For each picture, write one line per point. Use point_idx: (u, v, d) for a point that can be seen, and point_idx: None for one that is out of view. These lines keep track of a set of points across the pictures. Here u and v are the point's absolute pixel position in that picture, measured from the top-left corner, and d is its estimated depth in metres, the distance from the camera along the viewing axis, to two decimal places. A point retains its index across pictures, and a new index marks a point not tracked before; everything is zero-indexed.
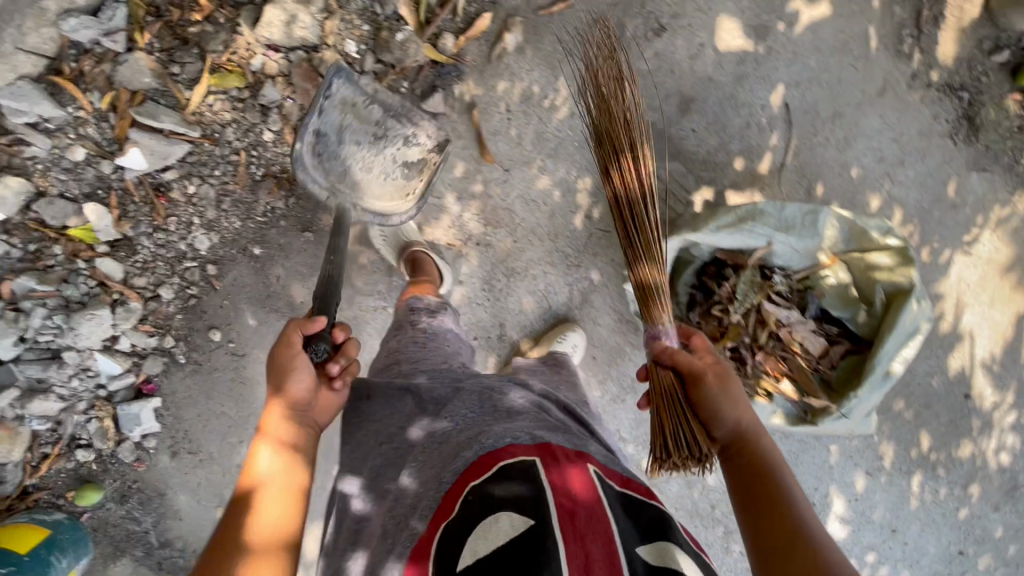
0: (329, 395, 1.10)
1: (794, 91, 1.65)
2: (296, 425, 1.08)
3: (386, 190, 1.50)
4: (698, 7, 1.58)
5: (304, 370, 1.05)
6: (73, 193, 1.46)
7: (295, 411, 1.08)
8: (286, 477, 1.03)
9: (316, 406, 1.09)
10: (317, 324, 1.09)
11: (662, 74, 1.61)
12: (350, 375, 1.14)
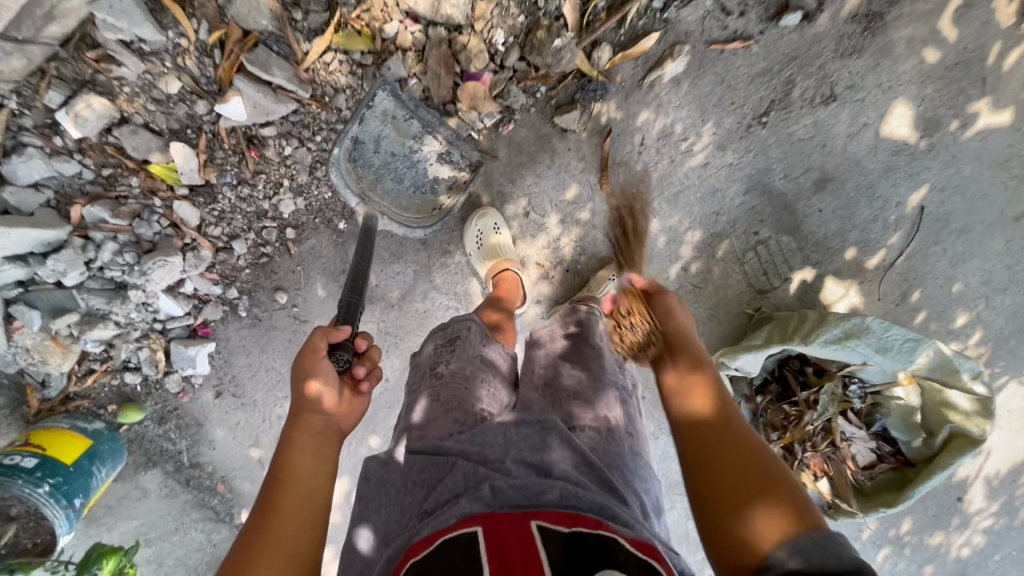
0: (355, 404, 0.98)
1: (934, 196, 1.55)
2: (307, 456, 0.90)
3: (412, 200, 1.42)
4: (879, 83, 1.41)
5: (328, 379, 0.95)
6: (160, 126, 1.32)
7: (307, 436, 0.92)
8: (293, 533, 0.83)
9: (344, 411, 0.97)
10: (340, 333, 1.02)
11: (812, 145, 1.47)
12: (377, 380, 1.04)
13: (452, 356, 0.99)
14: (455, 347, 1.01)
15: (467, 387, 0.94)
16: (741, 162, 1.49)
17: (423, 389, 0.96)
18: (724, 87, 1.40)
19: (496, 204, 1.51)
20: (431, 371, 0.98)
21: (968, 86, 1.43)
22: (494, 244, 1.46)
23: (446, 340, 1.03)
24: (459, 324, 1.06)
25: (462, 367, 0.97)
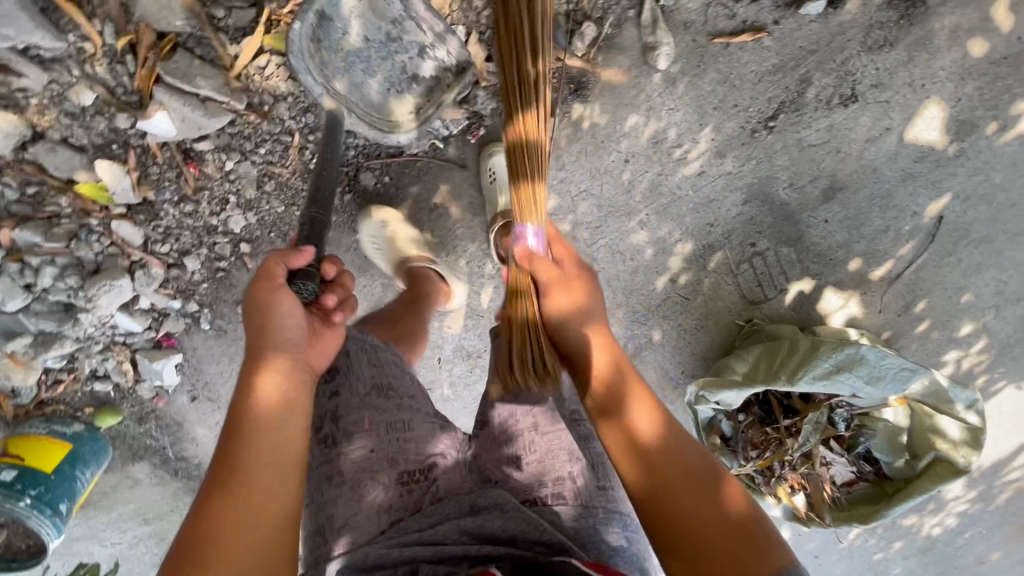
0: (331, 335, 0.86)
1: (955, 204, 1.38)
2: (269, 407, 0.78)
3: (385, 99, 1.14)
4: (910, 81, 1.21)
5: (290, 316, 0.79)
6: (81, 141, 1.17)
7: (268, 379, 0.79)
8: (262, 497, 0.74)
9: (312, 347, 0.83)
10: (304, 256, 0.82)
11: (823, 151, 1.30)
12: (350, 312, 0.90)
13: (343, 404, 0.91)
14: (337, 393, 0.92)
15: (373, 455, 0.89)
16: (741, 170, 1.32)
17: (324, 464, 0.90)
18: (726, 86, 1.21)
19: (469, 217, 1.37)
20: (325, 436, 0.91)
21: (1011, 83, 1.22)
22: (393, 249, 1.28)
23: (323, 377, 0.93)
24: (337, 350, 0.94)
25: (358, 422, 0.90)
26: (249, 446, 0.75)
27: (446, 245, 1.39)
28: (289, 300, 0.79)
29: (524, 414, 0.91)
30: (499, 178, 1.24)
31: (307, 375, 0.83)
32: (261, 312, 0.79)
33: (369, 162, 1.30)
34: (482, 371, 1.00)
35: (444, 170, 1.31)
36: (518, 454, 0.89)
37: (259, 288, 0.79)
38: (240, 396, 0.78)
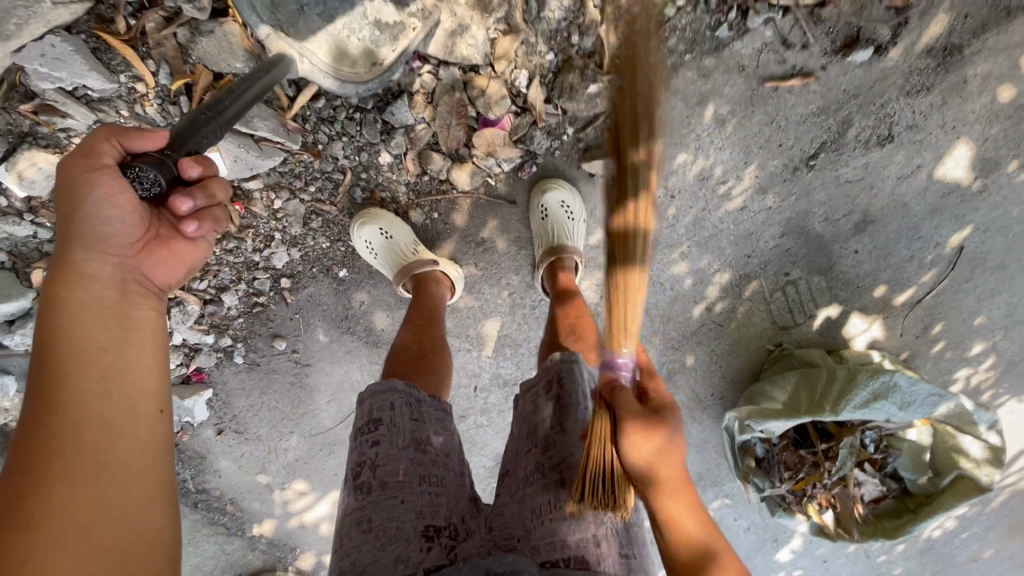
0: (182, 244, 0.76)
1: (975, 235, 1.45)
2: (94, 318, 0.69)
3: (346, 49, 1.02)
4: (943, 123, 1.27)
5: (113, 208, 0.69)
6: None
7: (89, 284, 0.70)
8: (112, 417, 0.65)
9: (152, 257, 0.74)
10: (156, 138, 0.69)
11: (859, 188, 1.35)
12: (215, 221, 0.75)
13: (377, 454, 0.86)
14: (378, 442, 0.87)
15: (401, 505, 0.82)
16: (780, 206, 1.36)
17: (352, 512, 0.83)
18: (774, 127, 1.25)
19: (513, 250, 1.37)
20: (358, 485, 0.85)
21: None
22: (390, 251, 1.23)
23: (366, 426, 0.90)
24: (382, 399, 0.92)
25: (395, 473, 0.85)
26: (78, 362, 0.66)
27: (489, 276, 1.40)
28: (121, 183, 0.68)
29: (552, 469, 0.85)
30: (552, 214, 1.24)
31: (146, 287, 0.74)
32: (75, 197, 0.67)
33: (419, 200, 1.27)
34: (515, 428, 0.96)
35: (493, 206, 1.30)
36: (545, 510, 0.82)
37: (78, 166, 0.67)
38: (57, 306, 0.68)
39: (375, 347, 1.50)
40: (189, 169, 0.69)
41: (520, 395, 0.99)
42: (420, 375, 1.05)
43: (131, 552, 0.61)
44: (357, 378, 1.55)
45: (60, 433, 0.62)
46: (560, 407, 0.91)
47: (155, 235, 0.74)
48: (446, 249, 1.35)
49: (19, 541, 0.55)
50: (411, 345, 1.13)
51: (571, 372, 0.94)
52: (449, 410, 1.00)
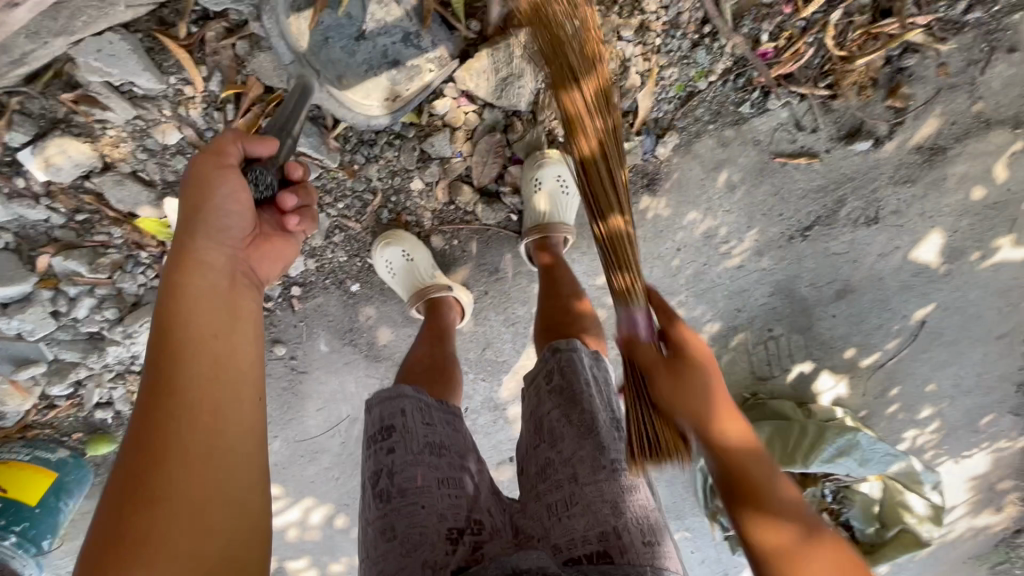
0: (280, 242, 0.79)
1: (937, 312, 1.60)
2: (209, 305, 0.69)
3: (364, 82, 1.03)
4: (921, 213, 1.41)
5: (231, 201, 0.72)
6: (152, 176, 1.11)
7: (204, 273, 0.71)
8: (225, 403, 0.65)
9: (255, 249, 0.76)
10: (269, 145, 0.75)
11: (843, 260, 1.47)
12: (308, 217, 0.84)
13: (394, 461, 0.86)
14: (393, 449, 0.87)
15: (423, 510, 0.82)
16: (773, 267, 1.46)
17: (375, 521, 0.84)
18: (777, 197, 1.35)
19: (524, 282, 1.42)
20: (377, 493, 0.85)
21: (998, 224, 1.45)
22: (410, 272, 1.25)
23: (378, 434, 0.90)
24: (391, 406, 0.91)
25: (412, 479, 0.85)
26: (196, 345, 0.66)
27: (496, 304, 1.44)
28: (242, 184, 0.72)
29: (563, 464, 0.89)
30: (545, 187, 1.19)
31: (253, 280, 0.76)
32: (203, 193, 0.71)
33: (442, 226, 1.30)
34: (524, 427, 0.98)
35: (511, 240, 1.34)
36: (560, 507, 0.86)
37: (207, 163, 0.71)
38: (177, 293, 0.68)
39: (374, 361, 1.50)
40: (294, 170, 0.82)
41: (524, 389, 1.02)
42: (436, 384, 1.06)
43: (238, 533, 0.60)
44: (351, 389, 1.55)
45: (180, 412, 0.62)
46: (564, 402, 0.93)
47: (260, 231, 0.77)
48: (460, 274, 1.38)
49: (140, 518, 0.56)
50: (426, 358, 1.14)
51: (570, 364, 0.96)
52: (458, 411, 1.00)
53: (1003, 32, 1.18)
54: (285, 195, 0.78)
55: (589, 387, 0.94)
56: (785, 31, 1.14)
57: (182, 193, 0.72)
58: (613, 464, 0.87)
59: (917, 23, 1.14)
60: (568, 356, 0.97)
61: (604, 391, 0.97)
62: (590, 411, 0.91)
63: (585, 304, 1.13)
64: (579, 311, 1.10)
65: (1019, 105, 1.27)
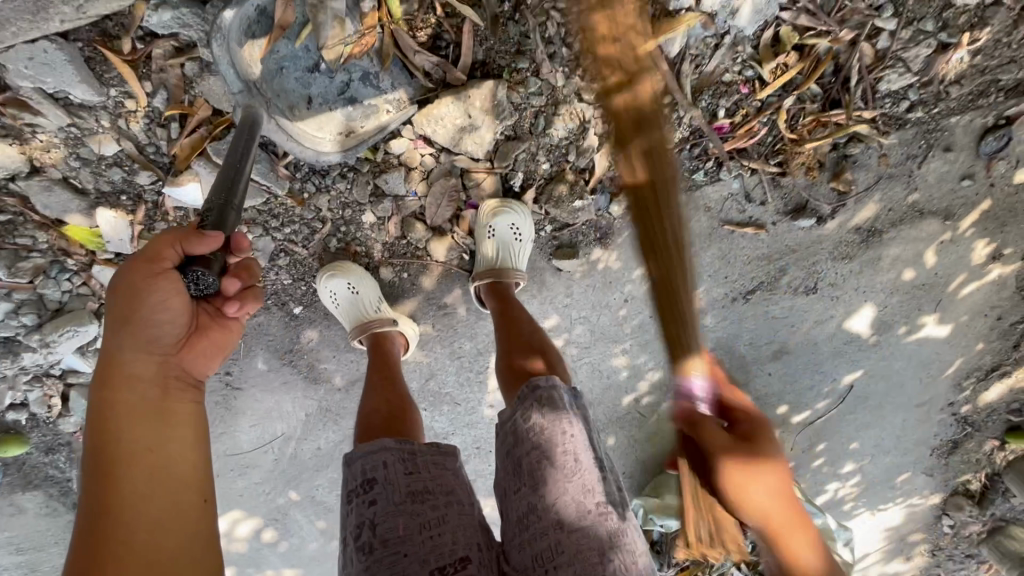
0: (219, 333, 0.77)
1: (865, 378, 1.68)
2: (143, 417, 0.71)
3: (317, 116, 1.03)
4: (856, 287, 1.47)
5: (162, 305, 0.71)
6: (85, 185, 1.06)
7: (136, 385, 0.72)
8: (158, 508, 0.67)
9: (193, 348, 0.76)
10: (210, 240, 0.70)
11: (782, 323, 1.52)
12: (251, 295, 0.76)
13: (375, 513, 0.84)
14: (375, 501, 0.85)
15: (405, 558, 0.81)
16: (716, 325, 1.50)
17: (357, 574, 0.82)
18: (724, 261, 1.39)
19: (472, 318, 1.42)
20: (359, 546, 0.83)
21: (924, 302, 1.53)
22: (352, 304, 1.25)
23: (359, 487, 0.87)
24: (374, 459, 0.89)
25: (393, 529, 0.83)
26: (130, 459, 0.68)
27: (443, 338, 1.43)
28: (176, 289, 0.71)
29: (545, 511, 0.84)
30: (497, 235, 1.18)
31: (186, 381, 0.76)
32: (133, 305, 0.71)
33: (392, 259, 1.29)
34: (499, 464, 0.92)
35: (462, 278, 1.34)
36: (547, 555, 0.82)
37: (140, 271, 0.70)
38: (107, 409, 0.70)
39: (312, 383, 1.48)
40: (241, 244, 0.73)
41: (498, 427, 0.95)
42: (398, 434, 1.01)
43: None
44: (286, 408, 1.52)
45: (115, 533, 0.64)
46: (546, 446, 0.88)
47: (199, 326, 0.76)
48: (407, 306, 1.37)
49: None
50: (381, 407, 1.09)
51: (554, 413, 0.90)
52: (452, 450, 0.96)
53: (941, 132, 1.24)
54: (227, 284, 0.73)
55: (570, 431, 0.89)
56: (741, 109, 1.17)
57: (111, 303, 0.72)
58: (596, 508, 0.85)
59: (863, 116, 1.19)
60: (546, 393, 0.91)
61: (589, 436, 0.91)
62: (574, 453, 0.88)
63: (545, 347, 1.10)
64: (536, 369, 1.03)
65: (950, 199, 1.35)
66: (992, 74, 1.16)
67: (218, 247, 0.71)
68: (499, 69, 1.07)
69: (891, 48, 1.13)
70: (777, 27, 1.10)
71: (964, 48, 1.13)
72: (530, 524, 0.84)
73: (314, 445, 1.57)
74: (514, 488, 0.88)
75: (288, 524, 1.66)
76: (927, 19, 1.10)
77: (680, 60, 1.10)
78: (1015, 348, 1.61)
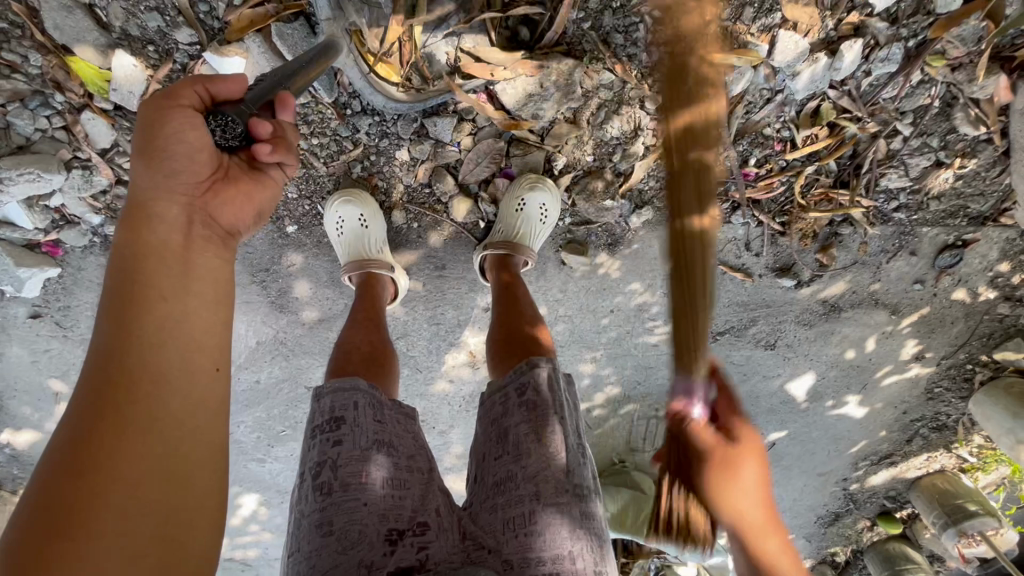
0: (249, 182, 0.74)
1: (786, 439, 1.83)
2: (162, 259, 0.68)
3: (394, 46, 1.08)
4: (805, 354, 1.62)
5: (183, 138, 0.68)
6: (110, 20, 1.01)
7: (158, 226, 0.69)
8: (168, 364, 0.63)
9: (220, 195, 0.72)
10: (232, 80, 0.71)
11: (736, 369, 1.63)
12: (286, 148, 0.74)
13: (340, 456, 0.76)
14: (340, 441, 0.77)
15: (364, 507, 0.73)
16: None
17: (311, 514, 0.74)
18: None
19: (464, 289, 1.38)
20: (318, 485, 0.75)
21: (853, 383, 1.70)
22: (358, 238, 1.20)
23: (325, 424, 0.79)
24: (343, 397, 0.81)
25: (359, 475, 0.75)
26: (141, 302, 0.65)
27: (428, 300, 1.39)
28: (198, 125, 0.68)
29: (526, 480, 0.78)
30: (526, 210, 1.22)
31: (211, 228, 0.72)
32: (155, 136, 0.68)
33: (409, 204, 1.27)
34: (482, 430, 0.87)
35: (469, 245, 1.32)
36: (518, 523, 0.75)
37: (157, 101, 0.68)
38: (131, 252, 0.67)
39: (278, 311, 1.38)
40: (286, 102, 0.74)
41: (487, 395, 0.89)
42: (374, 379, 0.96)
43: (174, 509, 0.59)
44: (238, 329, 1.40)
45: (128, 373, 0.61)
46: (536, 420, 0.82)
47: (225, 174, 0.72)
48: (403, 257, 1.33)
49: (77, 492, 0.55)
50: (363, 346, 1.03)
51: (550, 384, 0.85)
52: (414, 413, 0.88)
53: (913, 237, 1.41)
54: (258, 125, 0.71)
55: (565, 410, 0.84)
56: (768, 163, 1.27)
57: (134, 139, 0.69)
58: (576, 489, 0.78)
59: (862, 203, 1.34)
60: (545, 373, 0.86)
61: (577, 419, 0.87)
62: (561, 432, 0.82)
63: (537, 327, 1.07)
64: (533, 339, 1.02)
65: (901, 297, 1.53)
66: (964, 199, 1.35)
67: (247, 92, 0.73)
68: (582, 52, 1.11)
69: (901, 152, 1.27)
70: (820, 101, 1.20)
71: (952, 170, 1.30)
72: (506, 492, 0.78)
73: (252, 377, 1.46)
74: (495, 459, 0.81)
75: None
76: (935, 136, 1.25)
77: (736, 101, 1.18)
78: (908, 442, 1.83)
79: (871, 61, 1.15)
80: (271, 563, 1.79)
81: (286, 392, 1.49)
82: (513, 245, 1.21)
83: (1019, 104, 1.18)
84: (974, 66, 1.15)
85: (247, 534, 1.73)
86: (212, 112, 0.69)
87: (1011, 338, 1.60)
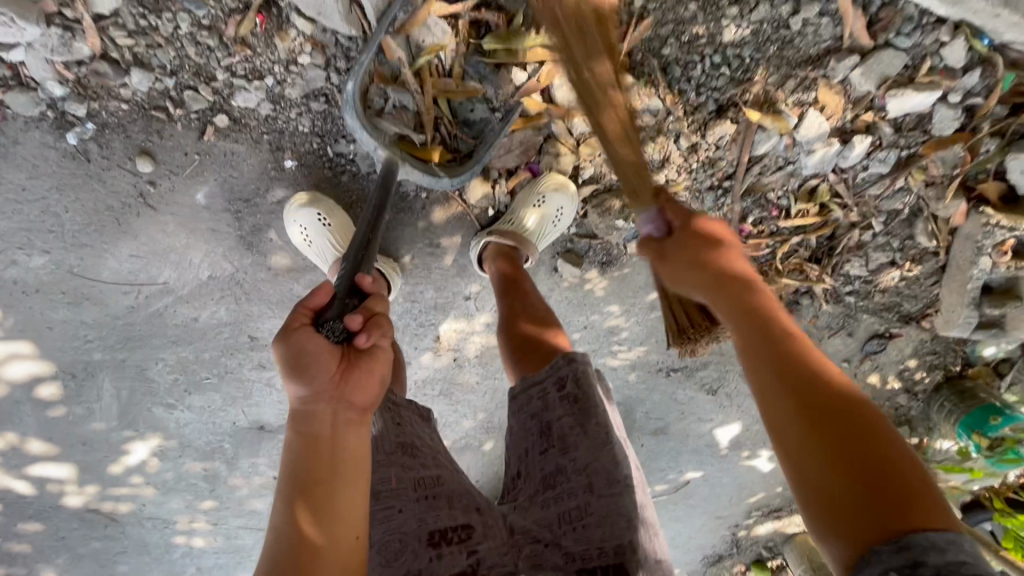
0: (371, 360, 0.73)
1: (699, 482, 1.92)
2: (318, 455, 0.69)
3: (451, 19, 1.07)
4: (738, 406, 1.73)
5: (314, 358, 0.68)
6: None
7: (312, 425, 0.70)
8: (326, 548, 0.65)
9: (356, 382, 0.71)
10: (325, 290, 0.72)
11: (678, 408, 1.70)
12: (382, 324, 0.74)
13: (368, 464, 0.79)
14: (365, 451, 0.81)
15: (400, 514, 0.77)
16: (632, 385, 1.62)
17: None
18: None
19: (452, 272, 1.34)
20: None
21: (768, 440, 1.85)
22: (323, 236, 1.16)
23: None
24: None
25: (387, 481, 0.79)
26: (304, 499, 0.67)
27: (412, 274, 1.33)
28: (316, 341, 0.69)
29: (576, 472, 0.82)
30: (543, 208, 1.21)
31: (353, 413, 0.71)
32: (295, 363, 0.69)
33: None
34: (520, 423, 0.92)
35: (472, 229, 1.29)
36: (573, 515, 0.80)
37: (282, 340, 0.69)
38: (295, 453, 0.70)
39: (240, 248, 1.23)
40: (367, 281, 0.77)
41: (519, 390, 0.94)
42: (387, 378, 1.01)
43: None
44: (192, 258, 1.23)
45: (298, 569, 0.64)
46: (577, 411, 0.87)
47: (350, 360, 0.72)
48: (397, 222, 1.27)
49: None
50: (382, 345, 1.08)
51: (588, 377, 0.90)
52: (428, 413, 0.92)
53: (853, 320, 1.58)
54: (352, 319, 0.72)
55: (603, 402, 0.88)
56: (762, 226, 1.38)
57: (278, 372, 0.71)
58: (627, 478, 0.82)
59: (826, 281, 1.47)
60: (582, 367, 0.90)
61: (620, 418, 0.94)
62: (605, 422, 0.86)
63: (554, 327, 1.07)
64: (550, 342, 1.03)
65: None
66: (902, 297, 1.53)
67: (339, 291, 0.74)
68: (639, 73, 1.17)
69: (868, 245, 1.43)
70: (821, 181, 1.32)
71: (901, 271, 1.47)
72: (557, 483, 0.83)
73: (188, 314, 1.29)
74: (540, 456, 0.87)
75: (87, 386, 1.34)
76: (897, 238, 1.42)
77: (756, 160, 1.28)
78: None
79: (870, 158, 1.28)
80: (144, 521, 1.58)
81: (221, 338, 1.33)
82: (524, 240, 1.21)
83: (967, 229, 1.36)
84: (944, 186, 1.31)
85: (125, 486, 1.52)
86: (322, 324, 0.70)
87: (900, 425, 1.81)
